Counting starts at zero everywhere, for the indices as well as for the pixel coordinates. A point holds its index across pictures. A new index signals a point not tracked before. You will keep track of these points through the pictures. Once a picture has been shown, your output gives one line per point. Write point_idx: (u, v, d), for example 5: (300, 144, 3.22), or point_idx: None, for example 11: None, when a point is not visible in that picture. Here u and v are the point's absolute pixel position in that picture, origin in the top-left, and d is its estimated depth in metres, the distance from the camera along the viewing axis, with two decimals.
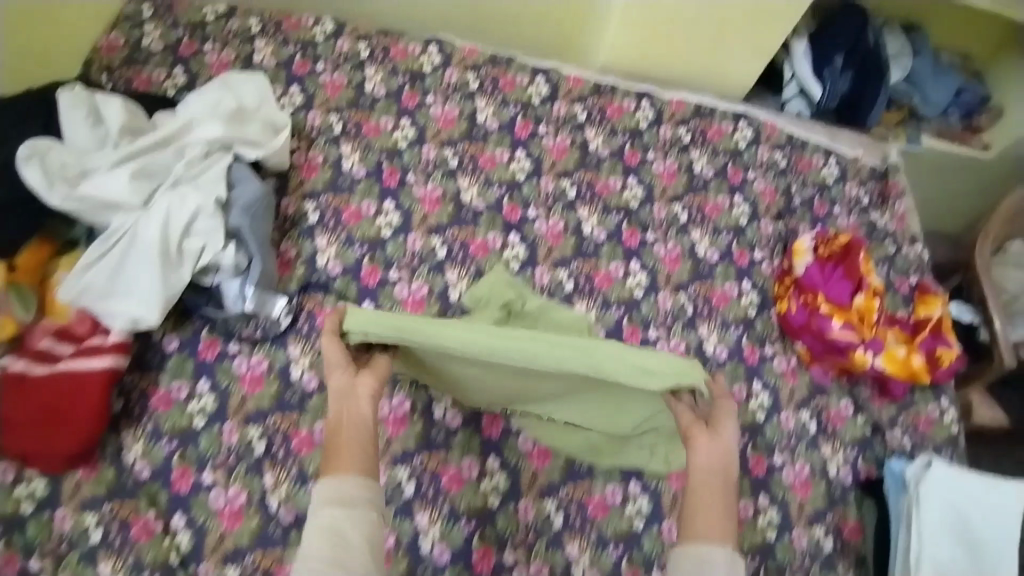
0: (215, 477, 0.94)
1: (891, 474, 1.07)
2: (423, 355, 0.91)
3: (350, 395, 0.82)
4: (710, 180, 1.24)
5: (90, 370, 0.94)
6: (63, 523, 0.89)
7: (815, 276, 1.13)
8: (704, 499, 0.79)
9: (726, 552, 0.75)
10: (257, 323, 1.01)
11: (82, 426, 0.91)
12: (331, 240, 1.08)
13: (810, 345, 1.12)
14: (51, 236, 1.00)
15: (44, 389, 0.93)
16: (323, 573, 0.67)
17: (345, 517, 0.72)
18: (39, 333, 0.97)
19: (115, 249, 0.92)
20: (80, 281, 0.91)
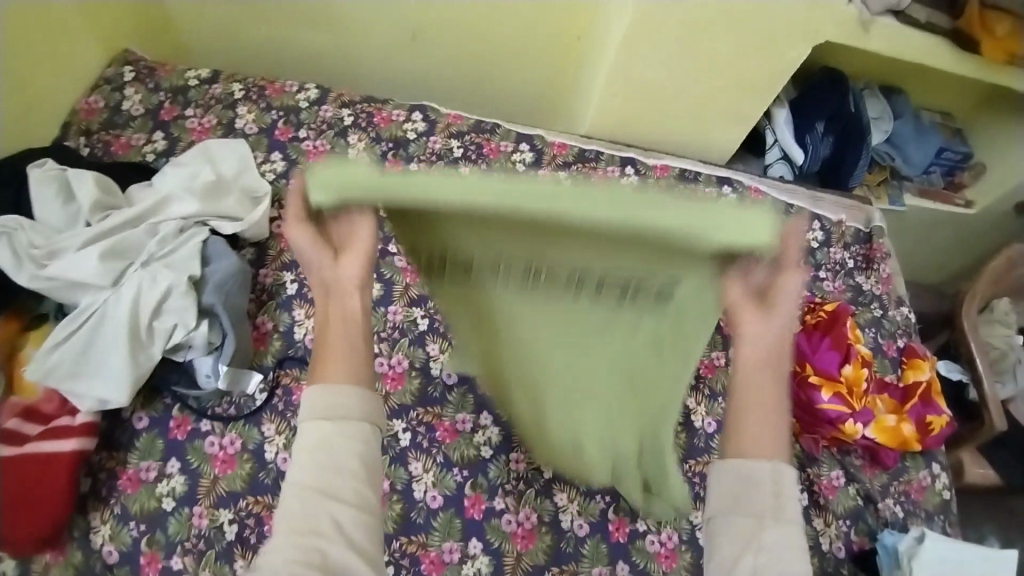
0: (183, 563, 0.90)
1: (884, 547, 1.05)
2: (416, 220, 0.63)
3: (336, 278, 0.70)
4: None
5: (55, 453, 0.90)
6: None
7: (802, 346, 1.12)
8: (751, 397, 0.67)
9: (771, 466, 0.63)
10: (231, 400, 0.99)
11: (46, 513, 0.88)
12: (309, 311, 1.05)
13: (799, 416, 1.11)
14: (21, 312, 0.97)
15: (7, 471, 0.89)
16: (304, 502, 0.60)
17: (338, 433, 0.63)
18: (6, 411, 0.93)
19: (84, 330, 0.89)
20: (46, 362, 0.88)
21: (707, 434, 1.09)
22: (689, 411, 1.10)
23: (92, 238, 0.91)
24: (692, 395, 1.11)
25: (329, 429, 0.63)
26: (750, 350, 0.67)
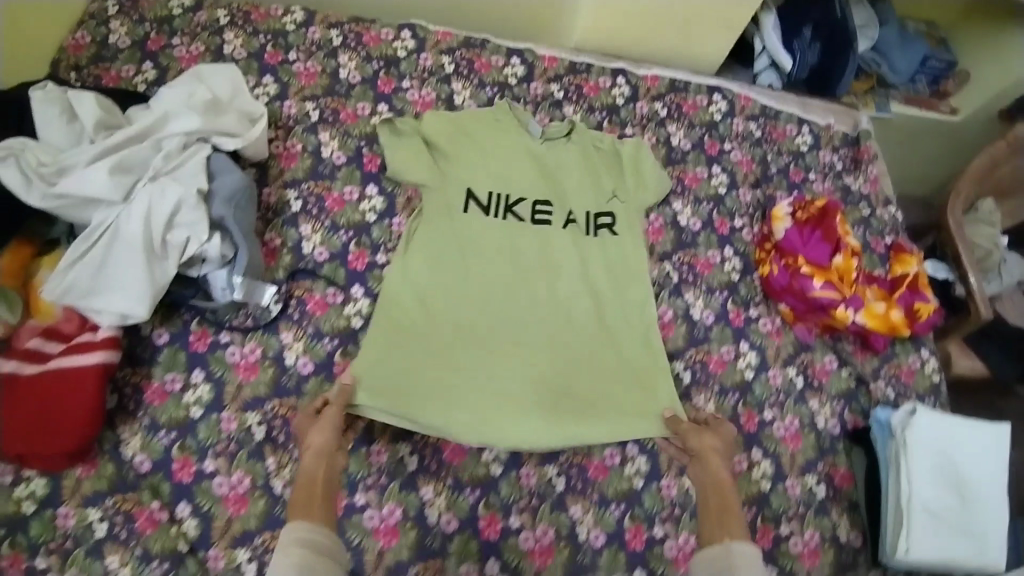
0: (217, 464, 0.94)
1: (878, 424, 1.09)
2: (428, 279, 1.05)
3: (316, 449, 0.87)
4: (688, 152, 1.26)
5: (82, 366, 0.90)
6: (67, 521, 0.88)
7: (795, 239, 1.15)
8: (710, 510, 0.88)
9: (721, 545, 0.82)
10: (248, 312, 1.01)
11: (77, 427, 0.88)
12: (315, 227, 1.07)
13: (793, 306, 1.15)
14: (29, 238, 0.96)
15: (35, 389, 0.90)
16: None
17: (304, 566, 0.72)
18: (27, 334, 0.93)
19: (99, 248, 0.89)
20: (64, 280, 0.89)
21: (706, 324, 1.13)
22: (688, 305, 1.14)
23: (98, 156, 0.90)
24: (690, 291, 1.15)
25: (293, 563, 0.71)
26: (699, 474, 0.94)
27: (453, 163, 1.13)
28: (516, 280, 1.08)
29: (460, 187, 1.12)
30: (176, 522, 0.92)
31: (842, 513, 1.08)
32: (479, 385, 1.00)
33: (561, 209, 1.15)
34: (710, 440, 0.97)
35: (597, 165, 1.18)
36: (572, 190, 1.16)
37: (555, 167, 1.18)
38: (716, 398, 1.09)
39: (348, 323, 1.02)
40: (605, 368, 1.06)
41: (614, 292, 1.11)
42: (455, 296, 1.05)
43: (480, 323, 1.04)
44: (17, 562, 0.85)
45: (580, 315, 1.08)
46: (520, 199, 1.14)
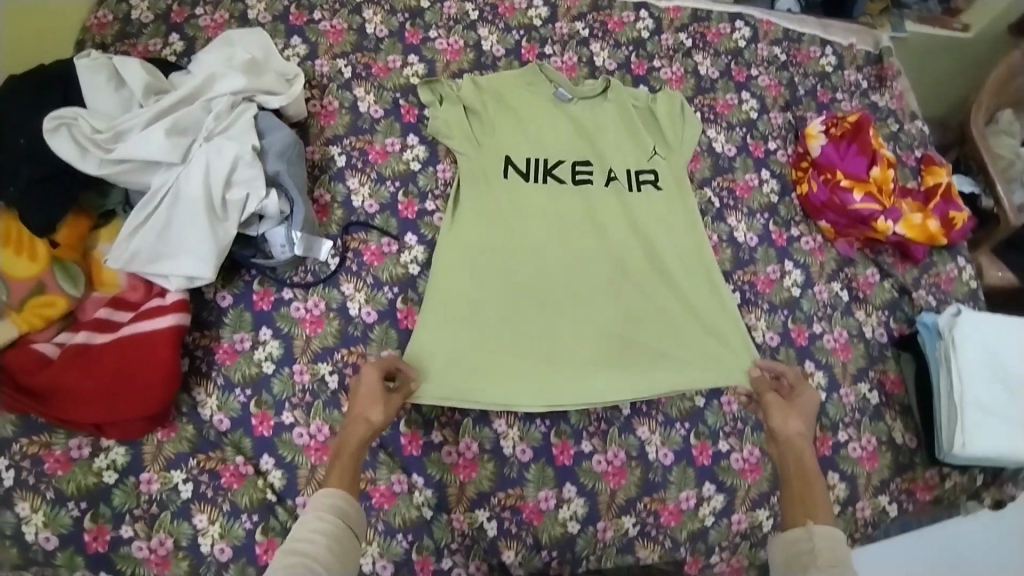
0: (294, 416, 0.96)
1: (925, 327, 1.11)
2: (478, 253, 1.04)
3: (363, 422, 0.84)
4: (716, 80, 1.26)
5: (154, 331, 0.91)
6: (150, 486, 0.89)
7: (832, 155, 1.17)
8: (795, 491, 0.81)
9: (804, 531, 0.73)
10: (307, 268, 1.03)
11: (154, 390, 0.88)
12: (362, 179, 1.09)
13: (833, 221, 1.17)
14: (87, 209, 0.95)
15: (107, 357, 0.90)
16: (291, 554, 0.65)
17: (333, 537, 0.70)
18: (93, 305, 0.94)
19: (160, 212, 0.91)
20: (128, 246, 0.90)
21: (750, 246, 1.16)
22: (731, 229, 1.16)
23: (151, 120, 0.92)
24: (732, 215, 1.17)
25: (321, 531, 0.69)
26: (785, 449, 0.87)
27: (490, 130, 1.13)
28: (564, 246, 1.07)
29: (497, 154, 1.11)
30: (261, 475, 0.94)
31: (896, 417, 1.11)
32: (539, 349, 1.00)
33: (601, 167, 1.13)
34: (796, 424, 0.90)
35: (635, 121, 1.17)
36: (611, 146, 1.15)
37: (591, 122, 1.17)
38: (766, 315, 1.12)
39: (406, 270, 1.06)
40: (665, 318, 1.04)
41: (666, 243, 1.09)
42: (505, 264, 1.04)
43: (534, 292, 1.03)
44: (103, 533, 0.86)
45: (633, 270, 1.07)
46: (558, 162, 1.13)
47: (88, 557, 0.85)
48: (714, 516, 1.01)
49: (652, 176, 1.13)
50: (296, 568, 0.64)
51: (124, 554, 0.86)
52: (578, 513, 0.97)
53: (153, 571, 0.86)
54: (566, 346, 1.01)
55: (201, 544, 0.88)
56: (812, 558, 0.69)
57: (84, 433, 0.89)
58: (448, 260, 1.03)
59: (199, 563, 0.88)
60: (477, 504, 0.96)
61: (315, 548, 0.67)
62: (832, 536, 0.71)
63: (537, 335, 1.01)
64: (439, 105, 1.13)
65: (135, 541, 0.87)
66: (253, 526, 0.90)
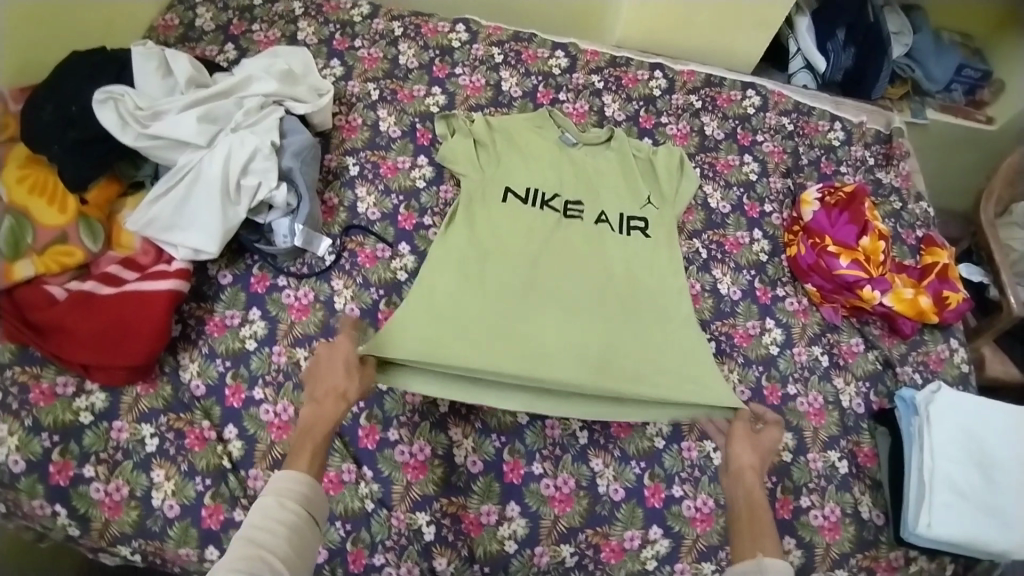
0: (265, 393, 1.02)
1: (903, 401, 1.09)
2: (464, 261, 1.06)
3: (333, 394, 0.86)
4: (721, 142, 1.33)
5: (153, 292, 0.99)
6: (120, 434, 0.95)
7: (822, 221, 1.22)
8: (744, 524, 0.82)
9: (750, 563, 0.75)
10: (304, 260, 1.11)
11: (140, 343, 0.96)
12: (369, 189, 1.18)
13: (819, 285, 1.19)
14: (118, 176, 1.07)
15: (107, 307, 0.98)
16: (248, 545, 0.65)
17: (292, 529, 0.70)
18: (106, 261, 1.03)
19: (180, 187, 1.02)
20: (146, 214, 1.00)
21: (732, 300, 1.18)
22: (716, 280, 1.19)
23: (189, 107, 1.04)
24: (718, 267, 1.21)
25: (281, 520, 0.69)
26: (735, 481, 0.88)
27: (494, 164, 1.19)
28: (552, 265, 1.09)
29: (497, 184, 1.16)
30: (222, 442, 0.99)
31: (865, 491, 1.07)
32: (520, 353, 0.98)
33: (595, 209, 1.17)
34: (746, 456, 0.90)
35: (633, 174, 1.22)
36: (607, 193, 1.19)
37: (591, 168, 1.22)
38: (739, 369, 1.12)
39: (394, 276, 1.12)
40: (647, 344, 1.04)
41: (647, 280, 1.11)
42: (490, 273, 1.05)
43: (516, 301, 1.04)
44: (67, 467, 0.92)
45: (614, 297, 1.08)
46: (555, 195, 1.17)
47: (48, 487, 0.91)
48: (657, 561, 0.98)
49: (642, 225, 1.17)
50: (255, 559, 0.64)
51: (81, 492, 0.92)
52: (518, 533, 0.97)
53: (105, 513, 0.92)
54: (544, 355, 0.99)
55: (152, 497, 0.94)
56: None
57: (71, 373, 0.97)
58: (431, 272, 1.04)
59: (147, 515, 0.93)
60: (418, 506, 0.97)
61: (275, 540, 0.67)
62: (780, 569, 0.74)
63: (517, 338, 1.00)
64: (451, 136, 1.21)
65: (94, 482, 0.93)
66: (204, 488, 0.95)
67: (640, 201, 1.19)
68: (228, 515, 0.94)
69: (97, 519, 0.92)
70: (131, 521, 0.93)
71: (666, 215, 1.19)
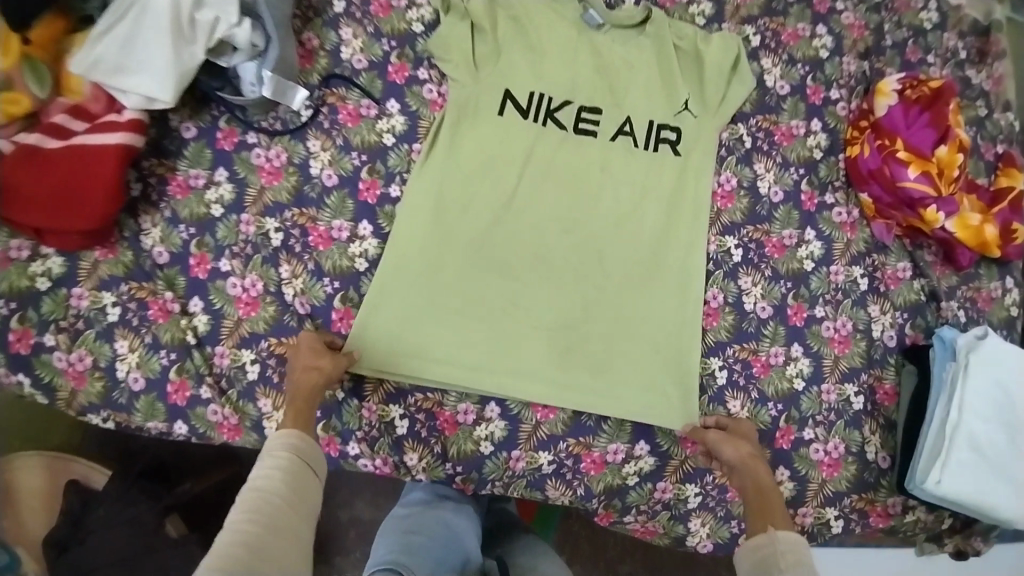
0: (232, 265, 0.92)
1: (941, 342, 0.98)
2: (447, 203, 0.97)
3: (314, 369, 0.85)
4: (792, 4, 1.13)
5: (103, 146, 0.86)
6: (80, 302, 0.89)
7: (896, 119, 1.03)
8: (754, 510, 0.80)
9: (766, 535, 0.74)
10: (277, 115, 0.96)
11: (93, 207, 0.85)
12: (356, 31, 0.99)
13: (877, 196, 1.02)
14: (66, 11, 0.90)
15: (55, 163, 0.86)
16: (249, 491, 0.70)
17: (288, 472, 0.74)
18: (56, 110, 0.89)
19: (127, 20, 0.86)
20: (91, 54, 0.85)
21: (772, 202, 1.03)
22: (756, 176, 1.04)
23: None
24: (762, 161, 1.04)
25: (277, 466, 0.74)
26: (738, 475, 0.86)
27: (494, 58, 1.00)
28: (545, 211, 0.99)
29: (497, 87, 1.00)
30: (187, 316, 0.91)
31: (875, 430, 0.99)
32: (496, 323, 0.94)
33: (615, 114, 1.02)
34: (745, 448, 0.88)
35: (671, 66, 1.03)
36: (632, 95, 1.03)
37: (619, 61, 1.04)
38: (765, 283, 1.00)
39: (380, 139, 0.97)
40: (636, 308, 0.97)
41: (651, 236, 0.99)
42: (476, 219, 0.97)
43: (499, 257, 0.97)
44: (26, 336, 0.86)
45: (612, 250, 0.99)
46: (566, 103, 1.01)
47: (8, 356, 0.86)
48: (639, 477, 0.94)
49: (672, 137, 1.02)
50: (259, 502, 0.69)
51: (44, 360, 0.87)
52: (495, 435, 0.92)
53: (70, 383, 0.88)
54: (519, 328, 0.95)
55: (118, 368, 0.89)
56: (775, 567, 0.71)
57: (25, 237, 0.88)
58: (414, 203, 0.95)
59: (113, 387, 0.89)
60: (393, 399, 0.91)
61: (271, 482, 0.72)
62: (793, 541, 0.73)
63: (495, 304, 0.95)
64: (444, 17, 0.99)
65: (56, 351, 0.87)
66: (169, 363, 0.90)
67: (671, 103, 1.03)
68: (195, 392, 0.90)
69: (62, 388, 0.88)
70: (97, 392, 0.89)
71: (703, 122, 1.03)
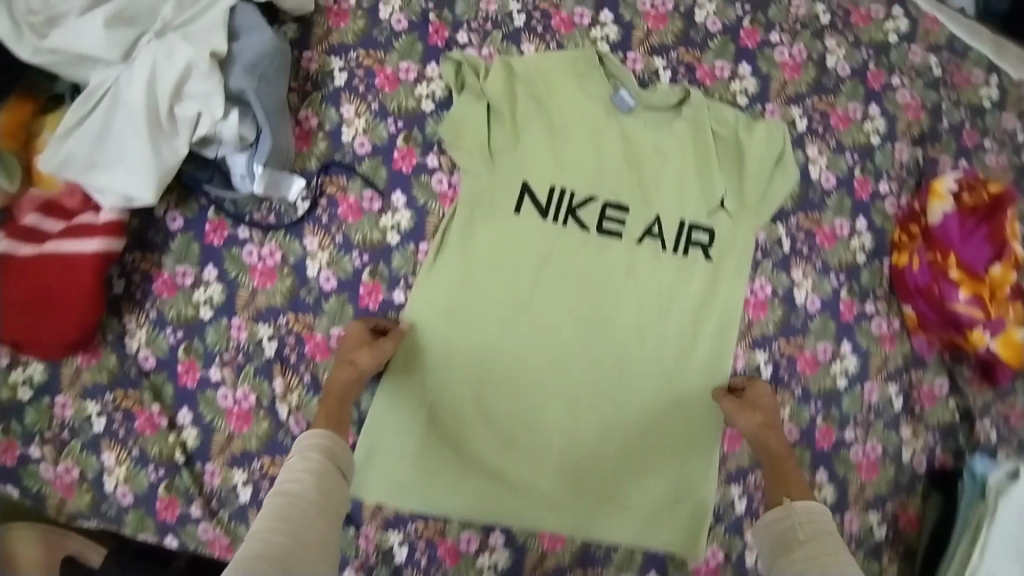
0: (222, 375, 0.87)
1: (970, 475, 0.92)
2: (455, 311, 0.88)
3: (350, 363, 0.81)
4: (844, 80, 1.01)
5: (79, 255, 0.80)
6: (64, 411, 0.85)
7: (952, 229, 0.93)
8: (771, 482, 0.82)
9: (781, 508, 0.75)
10: (270, 207, 0.89)
11: (70, 324, 0.79)
12: (359, 108, 0.90)
13: (922, 312, 0.95)
14: (32, 93, 0.84)
15: (28, 273, 0.80)
16: (278, 498, 0.66)
17: (319, 475, 0.70)
18: (27, 207, 0.82)
19: (98, 112, 0.77)
20: (61, 151, 0.77)
21: (807, 312, 0.95)
22: (793, 284, 0.95)
23: (94, 1, 0.76)
24: (800, 266, 0.95)
25: (307, 469, 0.70)
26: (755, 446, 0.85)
27: (511, 146, 0.89)
28: (562, 320, 0.89)
29: (515, 178, 0.89)
30: (175, 430, 0.86)
31: (895, 561, 0.94)
32: (503, 445, 0.88)
33: (643, 211, 0.92)
34: (760, 421, 0.86)
35: (709, 157, 0.92)
36: (664, 191, 0.92)
37: (649, 149, 0.92)
38: (795, 403, 0.93)
39: (384, 237, 0.88)
40: (654, 431, 0.90)
41: (675, 351, 0.91)
42: (484, 331, 0.88)
43: (512, 372, 0.88)
44: (12, 448, 0.84)
45: (633, 366, 0.90)
46: (589, 199, 0.91)
47: None
48: None
49: (704, 239, 0.92)
50: (286, 508, 0.64)
51: (31, 471, 0.84)
52: (499, 565, 0.87)
53: (58, 493, 0.85)
54: (527, 450, 0.88)
55: (105, 482, 0.85)
56: (793, 541, 0.71)
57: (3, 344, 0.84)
58: (419, 310, 0.87)
59: (102, 500, 0.85)
60: (392, 525, 0.86)
61: (302, 488, 0.67)
62: (812, 512, 0.74)
63: (502, 424, 0.88)
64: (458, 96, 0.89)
65: (43, 462, 0.84)
66: (158, 479, 0.85)
67: (706, 200, 0.92)
68: (184, 510, 0.84)
69: (51, 497, 0.85)
70: (86, 503, 0.85)
71: (740, 223, 0.93)
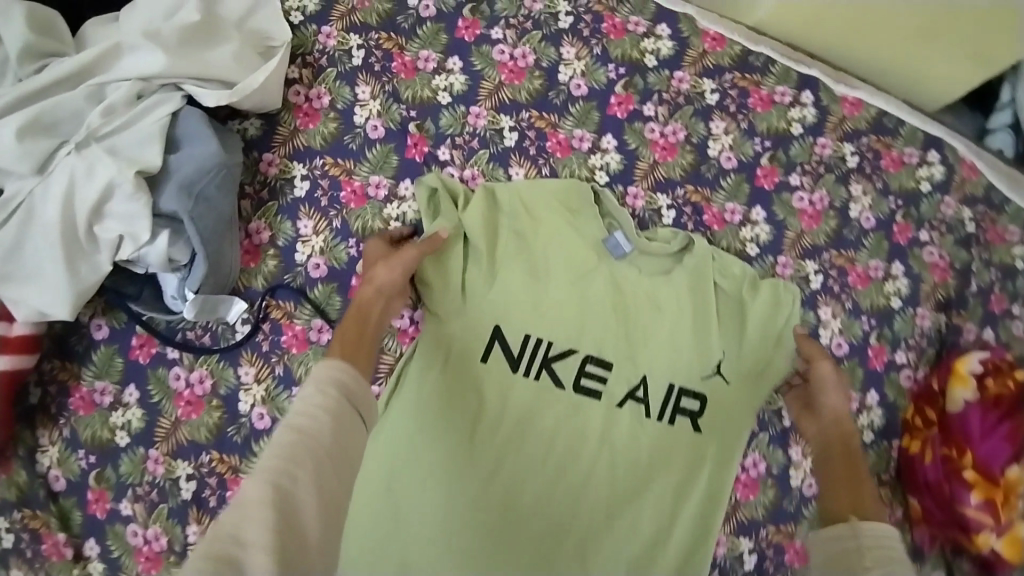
0: (133, 510, 0.77)
1: None
2: (403, 459, 0.78)
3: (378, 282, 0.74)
4: (868, 233, 0.89)
5: None
6: None
7: (970, 421, 0.81)
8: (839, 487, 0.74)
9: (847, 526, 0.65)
10: (207, 325, 0.80)
11: None
12: (318, 225, 0.81)
13: (930, 507, 0.83)
14: None
15: None
16: (285, 439, 0.51)
17: (336, 416, 0.55)
18: None
19: (10, 225, 0.69)
20: None
21: (803, 497, 0.82)
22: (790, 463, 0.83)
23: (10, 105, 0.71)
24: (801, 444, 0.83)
25: (324, 406, 0.55)
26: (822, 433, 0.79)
27: (484, 287, 0.80)
28: (525, 480, 0.79)
29: (485, 321, 0.79)
30: (81, 561, 0.77)
31: None
32: None
33: (626, 372, 0.80)
34: (840, 409, 0.79)
35: (708, 316, 0.81)
36: (651, 348, 0.81)
37: (640, 297, 0.82)
38: None
39: None
40: None
41: (648, 528, 0.80)
42: (430, 490, 0.77)
43: (461, 538, 0.76)
44: None
45: (601, 540, 0.79)
46: (567, 352, 0.80)
47: None
48: None
49: (694, 406, 0.81)
50: (296, 450, 0.50)
51: None
52: None
53: None
54: None
55: None
56: (860, 561, 0.61)
57: None
58: (364, 455, 0.78)
59: None
60: None
61: (318, 429, 0.53)
62: (882, 536, 0.63)
63: None
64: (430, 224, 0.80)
65: None
66: None
67: (702, 363, 0.81)
68: None
69: None
70: None
71: (735, 393, 0.82)
